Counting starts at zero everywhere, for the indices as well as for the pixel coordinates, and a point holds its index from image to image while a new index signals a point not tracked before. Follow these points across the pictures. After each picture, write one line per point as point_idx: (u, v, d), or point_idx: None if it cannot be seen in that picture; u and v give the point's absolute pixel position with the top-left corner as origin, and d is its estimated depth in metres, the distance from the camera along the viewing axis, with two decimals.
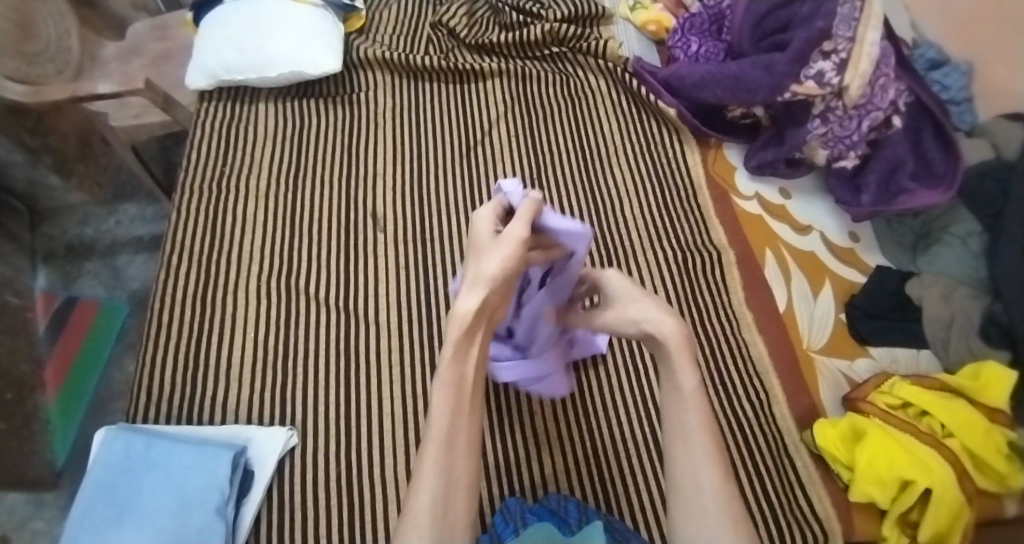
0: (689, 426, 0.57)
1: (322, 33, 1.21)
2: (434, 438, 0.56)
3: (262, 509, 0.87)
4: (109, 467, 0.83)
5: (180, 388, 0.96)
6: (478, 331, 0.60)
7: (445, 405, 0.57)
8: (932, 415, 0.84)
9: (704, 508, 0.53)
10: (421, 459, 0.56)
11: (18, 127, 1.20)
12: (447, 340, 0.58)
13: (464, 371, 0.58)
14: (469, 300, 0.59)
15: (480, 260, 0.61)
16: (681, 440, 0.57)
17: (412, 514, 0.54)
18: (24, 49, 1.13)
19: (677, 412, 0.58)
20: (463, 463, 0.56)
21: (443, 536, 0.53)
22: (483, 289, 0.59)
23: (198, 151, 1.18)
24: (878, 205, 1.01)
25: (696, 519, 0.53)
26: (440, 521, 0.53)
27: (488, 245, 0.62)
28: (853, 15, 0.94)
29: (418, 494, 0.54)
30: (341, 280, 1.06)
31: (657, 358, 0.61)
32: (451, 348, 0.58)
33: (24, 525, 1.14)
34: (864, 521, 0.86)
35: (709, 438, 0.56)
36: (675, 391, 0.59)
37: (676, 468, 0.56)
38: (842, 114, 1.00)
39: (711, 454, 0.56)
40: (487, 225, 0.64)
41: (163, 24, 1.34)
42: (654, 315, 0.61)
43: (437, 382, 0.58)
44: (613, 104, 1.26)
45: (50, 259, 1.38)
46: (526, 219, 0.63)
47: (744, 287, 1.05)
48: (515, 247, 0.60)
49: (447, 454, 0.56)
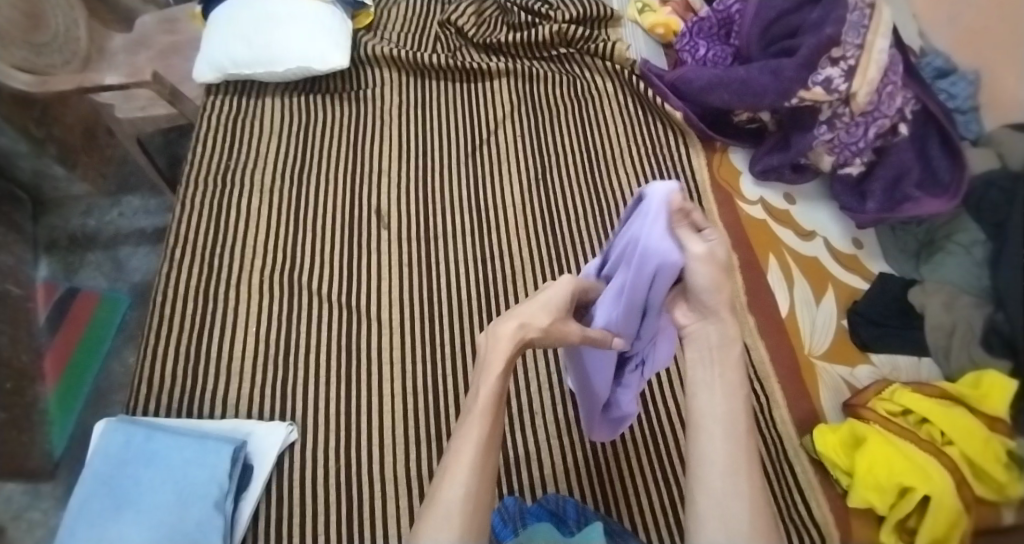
0: (734, 427, 0.54)
1: (331, 29, 1.21)
2: (473, 441, 0.56)
3: (260, 504, 0.87)
4: (111, 458, 0.83)
5: (182, 383, 0.96)
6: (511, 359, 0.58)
7: (485, 412, 0.57)
8: (932, 422, 0.84)
9: (736, 509, 0.52)
10: (451, 458, 0.56)
11: (24, 117, 1.19)
12: (496, 356, 0.57)
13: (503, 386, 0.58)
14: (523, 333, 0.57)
15: (545, 310, 0.59)
16: (725, 439, 0.54)
17: (439, 509, 0.53)
18: (31, 39, 1.12)
19: (721, 408, 0.55)
20: (489, 469, 0.56)
21: (469, 529, 0.53)
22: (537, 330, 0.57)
23: (203, 145, 1.18)
24: (882, 211, 1.02)
25: (726, 519, 0.52)
26: (467, 515, 0.53)
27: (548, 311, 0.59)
28: (862, 23, 0.95)
29: (445, 491, 0.54)
30: (343, 278, 1.06)
31: (703, 347, 0.58)
32: (501, 365, 0.57)
33: (21, 515, 1.14)
34: (862, 528, 0.86)
35: (749, 441, 0.54)
36: (723, 387, 0.56)
37: (710, 465, 0.54)
38: (849, 120, 1.02)
39: (750, 460, 0.54)
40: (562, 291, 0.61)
41: (171, 17, 1.34)
42: (729, 307, 0.57)
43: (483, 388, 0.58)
44: (619, 106, 1.26)
45: (52, 249, 1.38)
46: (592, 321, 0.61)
47: (747, 292, 1.06)
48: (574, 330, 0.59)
49: (480, 459, 0.56)
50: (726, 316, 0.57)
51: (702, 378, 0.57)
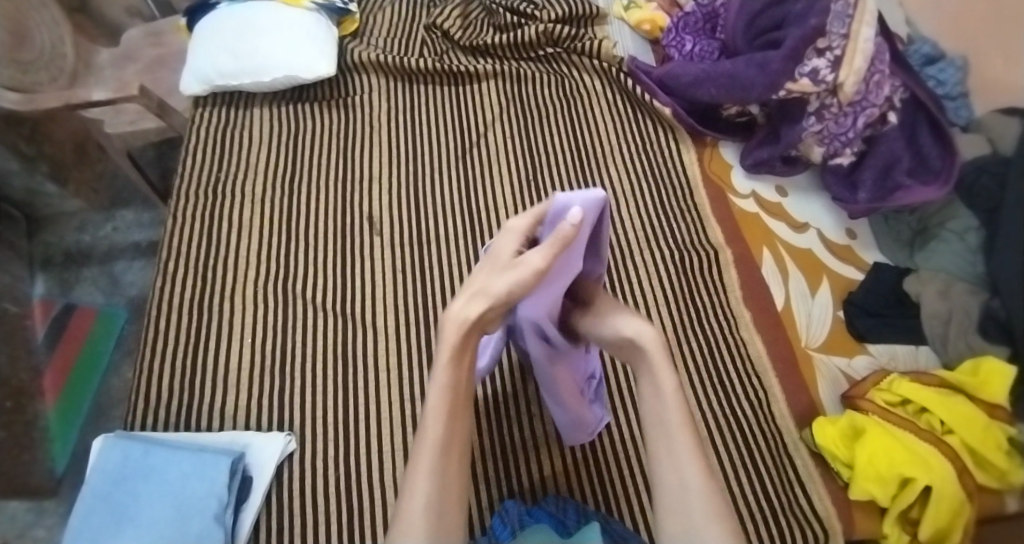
0: (669, 427, 0.59)
1: (317, 37, 1.21)
2: (432, 443, 0.58)
3: (260, 516, 0.87)
4: (110, 475, 0.83)
5: (178, 396, 0.96)
6: (471, 340, 0.59)
7: (441, 411, 0.59)
8: (931, 412, 0.84)
9: (688, 505, 0.56)
10: (416, 461, 0.58)
11: (15, 136, 1.20)
12: (444, 343, 0.59)
13: (460, 375, 0.60)
14: (470, 308, 0.58)
15: (495, 275, 0.57)
16: (663, 441, 0.59)
17: (407, 512, 0.56)
18: (18, 57, 1.13)
19: (657, 413, 0.60)
20: (455, 466, 0.59)
21: (438, 530, 0.56)
22: (486, 301, 0.57)
23: (193, 157, 1.18)
24: (873, 202, 1.00)
25: (680, 517, 0.56)
26: (435, 519, 0.56)
27: (502, 264, 0.57)
28: (846, 12, 0.95)
29: (413, 497, 0.57)
30: (337, 286, 1.06)
31: (635, 363, 0.62)
32: (448, 352, 0.59)
33: (25, 533, 1.14)
34: (865, 520, 0.86)
35: (688, 436, 0.58)
36: (652, 392, 0.60)
37: (660, 467, 0.59)
38: (837, 111, 1.00)
39: (693, 454, 0.58)
40: (512, 243, 0.59)
41: (156, 30, 1.35)
42: (634, 318, 0.61)
43: (435, 384, 0.60)
44: (608, 103, 1.26)
45: (47, 266, 1.39)
46: (549, 251, 0.53)
47: (741, 285, 1.05)
48: (526, 277, 0.54)
49: (442, 459, 0.58)
50: (637, 331, 0.60)
51: (640, 389, 0.61)
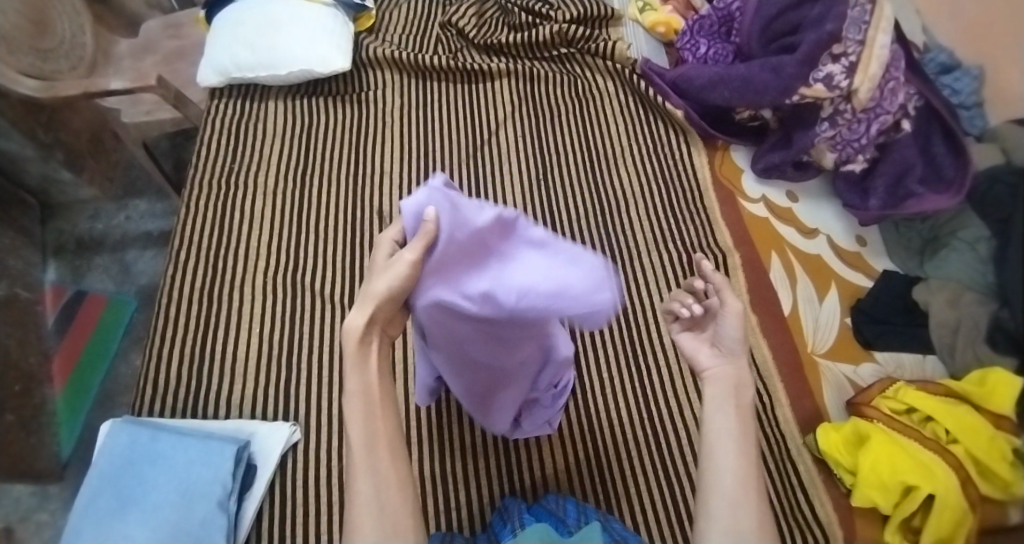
0: (737, 442, 0.57)
1: (333, 32, 1.22)
2: (356, 447, 0.57)
3: (264, 504, 0.88)
4: (116, 459, 0.84)
5: (186, 383, 0.97)
6: (373, 341, 0.58)
7: (358, 417, 0.57)
8: (937, 421, 0.84)
9: (742, 510, 0.54)
10: (351, 467, 0.57)
11: (32, 122, 1.21)
12: (346, 353, 0.57)
13: (371, 377, 0.57)
14: (358, 316, 0.56)
15: (372, 276, 0.56)
16: (719, 442, 0.57)
17: (355, 520, 0.55)
18: (38, 45, 1.14)
19: (728, 427, 0.58)
20: (388, 460, 0.57)
21: (386, 531, 0.55)
22: (369, 307, 0.55)
23: (208, 148, 1.19)
24: (885, 210, 1.02)
25: (732, 518, 0.54)
26: (381, 518, 0.55)
27: (381, 266, 0.56)
28: (862, 18, 0.94)
29: (354, 502, 0.56)
30: (345, 278, 1.07)
31: (716, 383, 0.62)
32: (349, 363, 0.57)
33: (30, 515, 1.16)
34: (866, 528, 0.85)
35: (746, 450, 0.57)
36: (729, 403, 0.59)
37: (721, 475, 0.56)
38: (851, 117, 1.00)
39: (751, 476, 0.56)
40: (386, 250, 0.58)
41: (175, 21, 1.36)
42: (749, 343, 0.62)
43: (346, 393, 0.57)
44: (620, 105, 1.27)
45: (60, 253, 1.40)
46: (419, 250, 0.54)
47: (749, 291, 1.05)
48: (406, 273, 0.54)
49: (371, 458, 0.57)
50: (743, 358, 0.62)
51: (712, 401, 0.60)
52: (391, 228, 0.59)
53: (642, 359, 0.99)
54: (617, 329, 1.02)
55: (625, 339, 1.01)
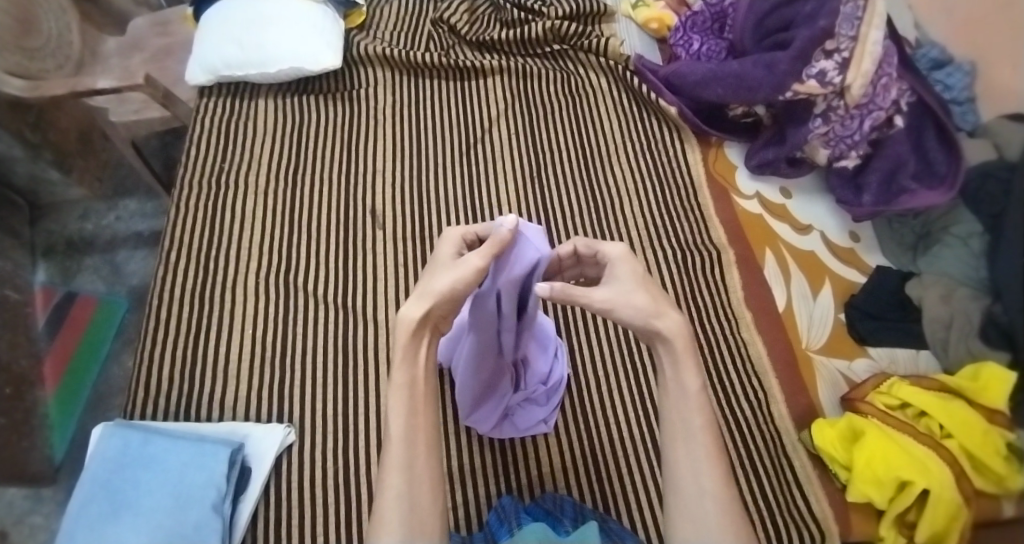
0: (692, 429, 0.60)
1: (322, 28, 1.21)
2: (395, 440, 0.59)
3: (259, 506, 0.87)
4: (108, 463, 0.83)
5: (178, 386, 0.96)
6: (424, 336, 0.61)
7: (401, 407, 0.59)
8: (931, 416, 0.84)
9: (703, 511, 0.58)
10: (385, 460, 0.59)
11: (19, 122, 1.20)
12: (395, 344, 0.60)
13: (417, 371, 0.60)
14: (414, 309, 0.59)
15: (436, 274, 0.60)
16: (683, 443, 0.60)
17: (380, 518, 0.57)
18: (24, 44, 1.12)
19: (681, 413, 0.61)
20: (424, 458, 0.59)
21: (414, 531, 0.57)
22: (428, 302, 0.59)
23: (198, 147, 1.18)
24: (878, 205, 1.01)
25: (695, 510, 0.59)
26: (410, 518, 0.57)
27: (444, 265, 0.61)
28: (856, 15, 0.93)
29: (384, 494, 0.58)
30: (337, 277, 1.06)
31: (658, 353, 0.62)
32: (400, 353, 0.60)
33: (22, 520, 1.14)
34: (863, 522, 0.86)
35: (707, 439, 0.60)
36: (676, 389, 0.61)
37: (678, 467, 0.61)
38: (844, 113, 1.00)
39: (712, 459, 0.60)
40: (451, 246, 0.63)
41: (163, 19, 1.34)
42: (658, 312, 0.59)
43: (391, 385, 0.60)
44: (613, 102, 1.26)
45: (50, 254, 1.38)
46: (486, 255, 0.59)
47: (745, 287, 1.05)
48: (469, 275, 0.59)
49: (408, 454, 0.59)
50: (672, 338, 0.60)
51: (664, 381, 0.62)
52: (455, 228, 0.64)
53: (638, 356, 0.99)
54: (613, 327, 1.01)
55: (619, 336, 1.00)
